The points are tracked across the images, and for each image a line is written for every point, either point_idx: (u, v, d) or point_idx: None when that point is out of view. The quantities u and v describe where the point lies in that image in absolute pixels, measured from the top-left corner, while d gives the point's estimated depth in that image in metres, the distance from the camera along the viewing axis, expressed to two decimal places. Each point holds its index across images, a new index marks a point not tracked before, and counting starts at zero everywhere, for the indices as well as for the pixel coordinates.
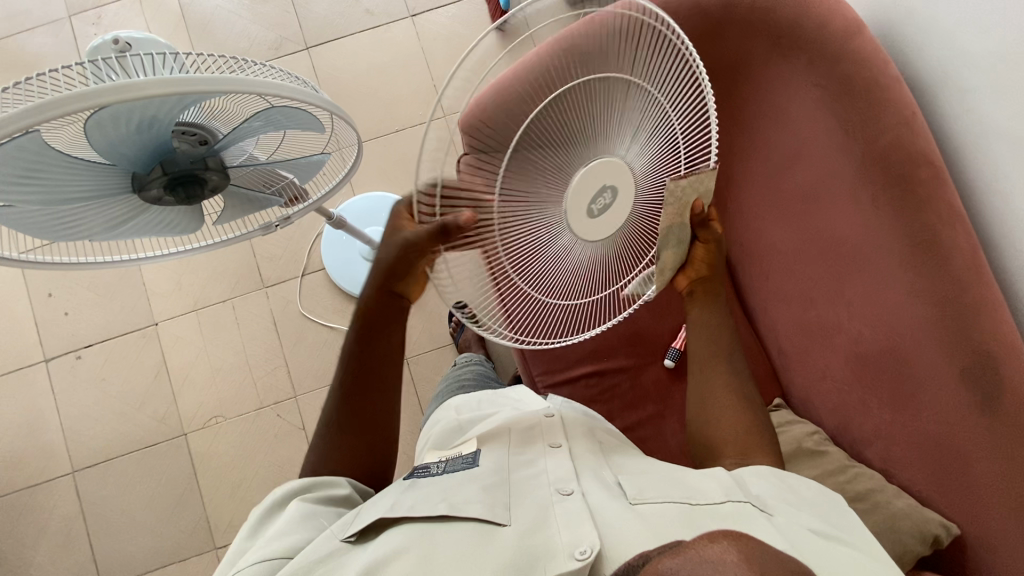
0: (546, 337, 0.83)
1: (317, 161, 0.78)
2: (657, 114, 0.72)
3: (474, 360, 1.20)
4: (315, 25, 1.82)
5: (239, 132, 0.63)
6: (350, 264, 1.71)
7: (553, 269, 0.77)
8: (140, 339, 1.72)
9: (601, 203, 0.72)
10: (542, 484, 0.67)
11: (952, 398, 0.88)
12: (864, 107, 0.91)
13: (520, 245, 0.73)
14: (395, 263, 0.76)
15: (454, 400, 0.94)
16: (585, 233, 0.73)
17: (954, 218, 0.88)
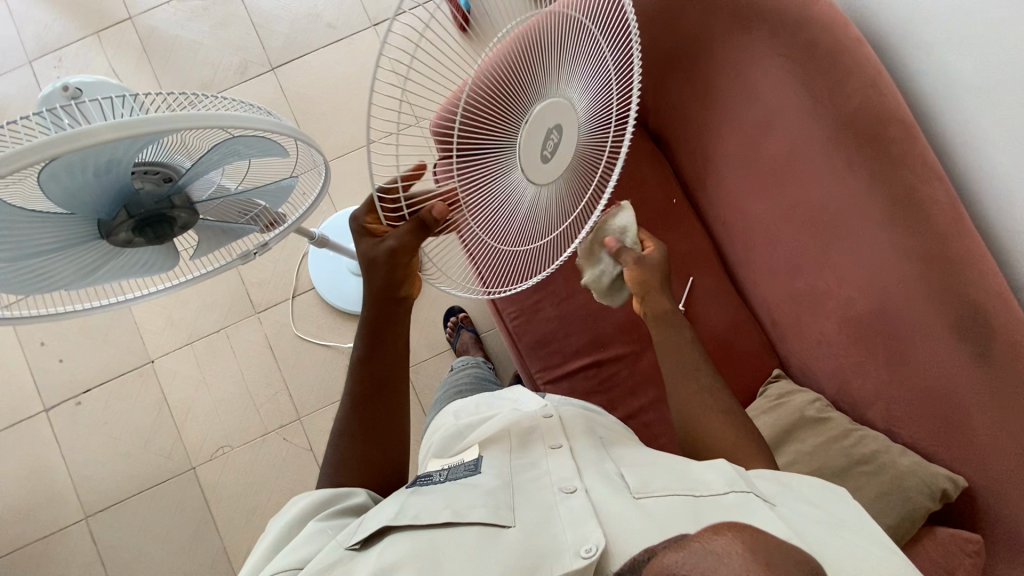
0: (505, 285, 0.89)
1: (286, 186, 0.77)
2: (591, 52, 0.74)
3: (470, 363, 1.20)
4: (278, 44, 1.81)
5: (204, 165, 0.62)
6: (339, 280, 1.70)
7: (519, 225, 0.81)
8: (138, 378, 1.71)
9: (551, 144, 0.76)
10: (544, 484, 0.67)
11: (947, 352, 0.88)
12: (831, 72, 0.91)
13: (483, 210, 0.77)
14: (389, 272, 0.82)
15: (451, 407, 0.93)
16: (541, 181, 0.77)
17: (930, 172, 0.88)
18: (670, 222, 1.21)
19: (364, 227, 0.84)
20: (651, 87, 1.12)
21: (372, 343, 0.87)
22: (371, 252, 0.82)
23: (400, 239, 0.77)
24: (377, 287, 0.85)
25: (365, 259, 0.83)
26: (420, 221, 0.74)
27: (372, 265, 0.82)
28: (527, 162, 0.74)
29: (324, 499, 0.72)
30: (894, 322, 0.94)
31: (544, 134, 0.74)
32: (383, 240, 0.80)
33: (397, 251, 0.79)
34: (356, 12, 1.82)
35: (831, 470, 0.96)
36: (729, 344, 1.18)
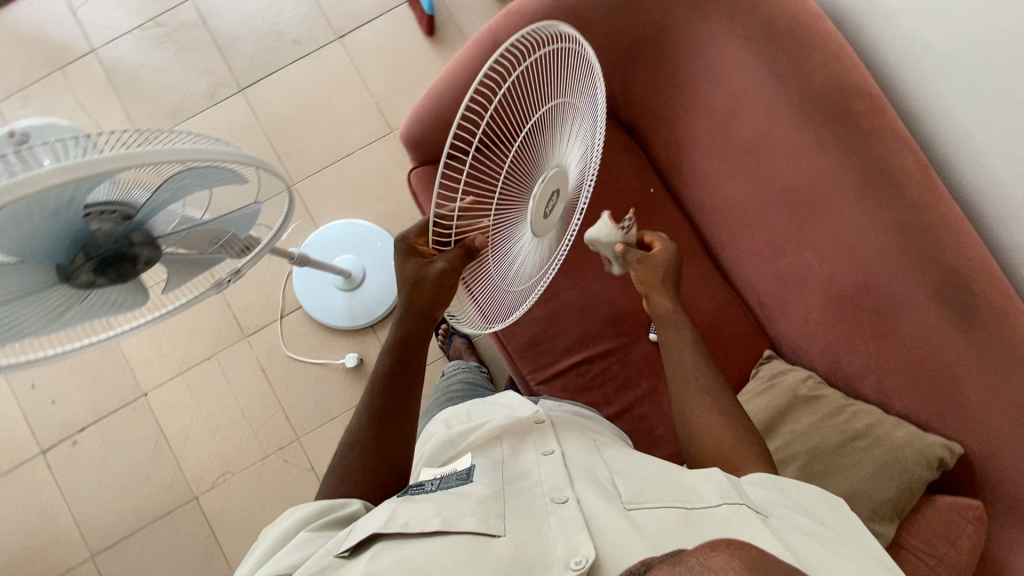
0: (494, 320, 0.94)
1: (252, 211, 0.77)
2: (581, 120, 0.86)
3: (460, 369, 1.19)
4: (244, 65, 1.79)
5: (168, 197, 0.62)
6: (325, 296, 1.68)
7: (517, 268, 0.92)
8: (133, 412, 1.70)
9: (551, 204, 0.86)
10: (537, 494, 0.66)
11: (931, 320, 0.88)
12: (794, 51, 0.91)
13: (496, 247, 0.88)
14: (434, 293, 0.84)
15: (442, 416, 0.93)
16: (539, 232, 0.88)
17: (899, 142, 0.88)
18: (650, 211, 1.20)
19: (413, 247, 0.89)
20: (618, 77, 1.11)
21: (403, 357, 0.91)
22: (418, 274, 0.85)
23: (449, 261, 0.81)
24: (419, 304, 0.87)
25: (411, 279, 0.85)
26: (466, 249, 0.82)
27: (418, 284, 0.85)
28: (536, 216, 0.84)
29: (319, 510, 0.71)
30: (879, 295, 0.93)
31: (550, 192, 0.84)
32: (433, 262, 0.83)
33: (446, 273, 0.82)
34: (319, 26, 1.80)
35: (829, 447, 0.95)
36: (719, 329, 1.17)
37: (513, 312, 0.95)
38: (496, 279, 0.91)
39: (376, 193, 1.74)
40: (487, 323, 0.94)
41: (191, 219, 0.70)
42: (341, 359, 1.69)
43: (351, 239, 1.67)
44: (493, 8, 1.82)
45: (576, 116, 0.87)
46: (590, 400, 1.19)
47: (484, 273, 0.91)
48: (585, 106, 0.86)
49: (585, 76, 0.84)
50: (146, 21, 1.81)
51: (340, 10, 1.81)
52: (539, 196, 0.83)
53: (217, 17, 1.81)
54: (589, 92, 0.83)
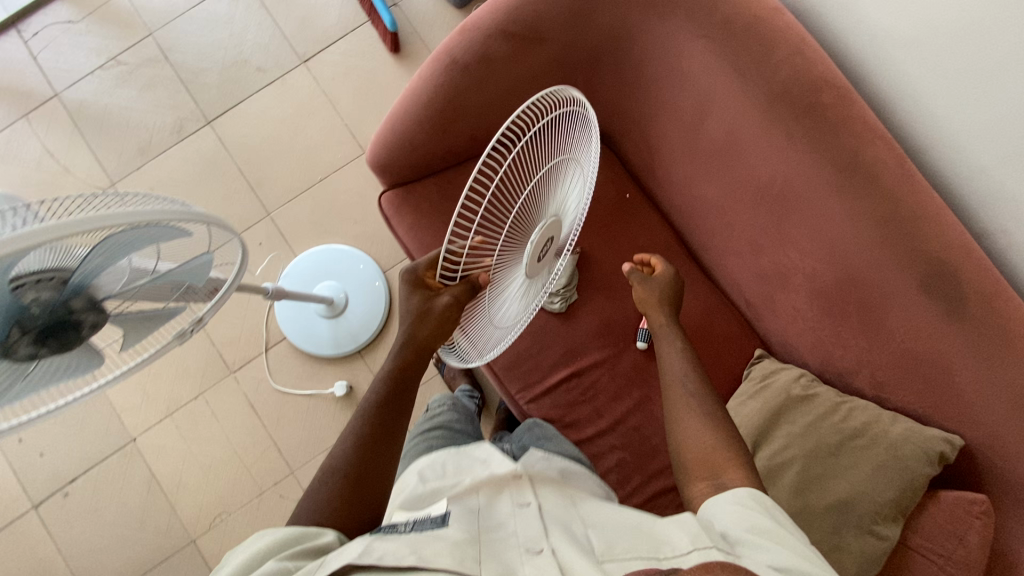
0: (483, 351, 1.01)
1: (205, 261, 0.74)
2: (582, 175, 0.91)
3: (444, 407, 1.10)
4: (210, 97, 1.76)
5: (110, 255, 0.59)
6: (309, 325, 1.65)
7: (509, 307, 0.97)
8: (123, 459, 1.66)
9: (544, 249, 0.90)
10: (512, 546, 0.65)
11: (919, 311, 0.86)
12: (757, 47, 0.89)
13: (495, 283, 0.94)
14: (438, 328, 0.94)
15: (416, 467, 0.86)
16: (532, 274, 0.93)
17: (871, 132, 0.86)
18: (626, 219, 1.20)
19: (422, 280, 0.97)
20: (582, 85, 1.09)
21: (399, 386, 0.99)
22: (424, 306, 0.95)
23: (454, 295, 0.89)
24: (421, 337, 0.96)
25: (417, 312, 0.95)
26: (470, 285, 0.89)
27: (424, 316, 0.95)
28: (530, 258, 0.87)
29: (292, 536, 0.69)
30: (866, 288, 0.90)
31: (546, 238, 0.89)
32: (438, 296, 0.92)
33: (451, 305, 0.90)
34: (283, 52, 1.78)
35: (825, 448, 0.93)
36: (707, 332, 1.15)
37: (497, 347, 0.99)
38: (490, 312, 0.99)
39: (353, 216, 1.72)
40: (476, 353, 1.02)
41: (143, 270, 0.67)
42: (330, 388, 1.66)
43: (332, 265, 1.65)
44: (458, 19, 1.80)
45: (574, 169, 0.94)
46: (582, 415, 1.16)
47: (481, 306, 0.97)
48: (586, 162, 0.91)
49: (585, 135, 0.91)
50: (106, 60, 1.78)
51: (303, 35, 1.79)
52: (535, 240, 0.85)
53: (179, 51, 1.78)
54: (588, 147, 0.90)
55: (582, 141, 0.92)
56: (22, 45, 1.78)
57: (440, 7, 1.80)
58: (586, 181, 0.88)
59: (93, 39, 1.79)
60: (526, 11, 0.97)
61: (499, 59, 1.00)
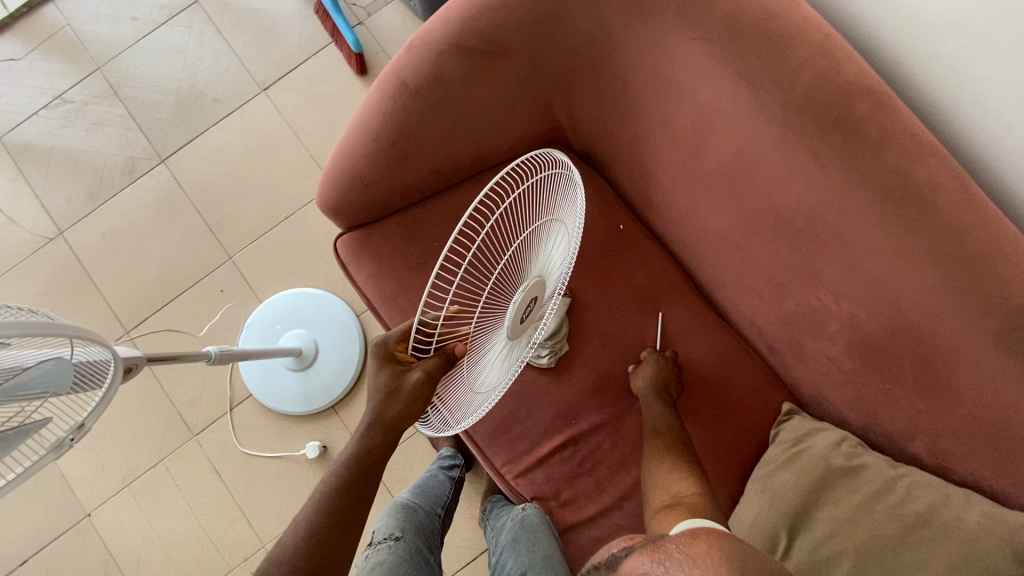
0: (451, 421, 0.82)
1: (61, 365, 0.57)
2: (570, 231, 0.77)
3: (386, 551, 0.90)
4: (164, 133, 1.62)
5: None
6: (275, 380, 1.48)
7: (490, 374, 0.79)
8: (77, 537, 1.50)
9: (526, 311, 0.75)
10: None
11: (996, 368, 0.68)
12: (768, 50, 0.72)
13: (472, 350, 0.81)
14: (407, 409, 0.79)
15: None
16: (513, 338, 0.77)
17: (920, 148, 0.69)
18: (621, 254, 1.03)
19: (391, 354, 0.82)
20: (557, 103, 0.92)
21: (365, 471, 0.84)
22: (394, 384, 0.79)
23: (426, 369, 0.76)
24: (388, 419, 0.81)
25: (386, 391, 0.79)
26: (447, 357, 0.75)
27: (394, 396, 0.79)
28: (511, 321, 0.73)
29: None
30: (923, 341, 0.72)
31: (529, 300, 0.74)
32: (410, 370, 0.78)
33: (424, 382, 0.76)
34: (241, 81, 1.64)
35: (881, 541, 0.75)
36: (721, 385, 0.98)
37: (463, 419, 0.80)
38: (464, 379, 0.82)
39: (323, 256, 1.56)
40: (444, 423, 0.84)
41: None
42: (302, 450, 1.49)
43: (297, 312, 1.49)
44: None
45: (557, 226, 0.81)
46: (580, 490, 0.99)
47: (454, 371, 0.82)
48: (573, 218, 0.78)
49: (569, 197, 0.81)
50: (52, 99, 1.64)
51: (263, 60, 1.64)
52: (518, 300, 0.72)
53: (129, 85, 1.64)
54: (573, 203, 0.79)
55: (568, 198, 0.81)
56: None
57: (410, 22, 1.65)
58: (570, 237, 0.77)
59: (37, 77, 1.65)
60: (483, 21, 0.81)
61: (457, 81, 0.84)
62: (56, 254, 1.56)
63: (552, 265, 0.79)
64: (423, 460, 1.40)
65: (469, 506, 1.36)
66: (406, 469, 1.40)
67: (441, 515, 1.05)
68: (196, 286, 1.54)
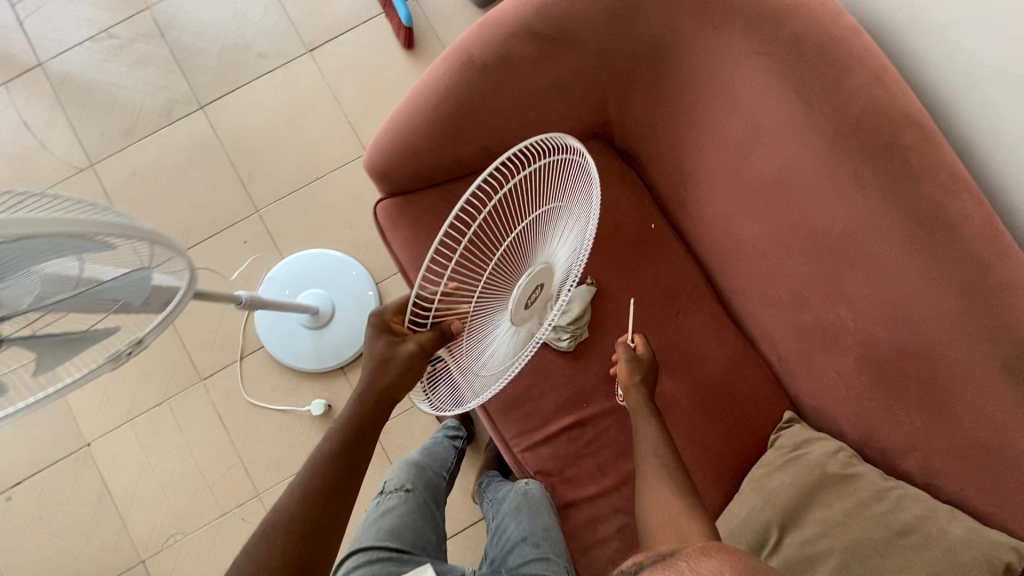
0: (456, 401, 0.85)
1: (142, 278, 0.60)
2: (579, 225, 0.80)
3: (395, 502, 0.93)
4: (206, 80, 1.64)
5: (18, 262, 0.46)
6: (287, 335, 1.51)
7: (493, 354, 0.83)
8: (74, 465, 1.52)
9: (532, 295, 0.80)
10: None
11: (991, 398, 0.73)
12: (822, 73, 0.76)
13: (476, 326, 0.85)
14: (398, 379, 0.83)
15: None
16: (517, 322, 0.81)
17: (953, 182, 0.74)
18: (648, 253, 1.07)
19: (387, 325, 0.86)
20: (612, 98, 0.96)
21: (358, 434, 0.86)
22: (388, 353, 0.83)
23: (419, 342, 0.79)
24: (381, 386, 0.84)
25: (380, 358, 0.83)
26: (441, 332, 0.79)
27: (387, 365, 0.83)
28: (515, 304, 0.78)
29: None
30: (932, 364, 0.77)
31: (534, 285, 0.79)
32: (403, 342, 0.82)
33: (417, 353, 0.80)
34: (288, 39, 1.66)
35: (869, 544, 0.80)
36: (729, 388, 1.03)
37: (468, 398, 0.83)
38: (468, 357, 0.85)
39: (348, 221, 1.59)
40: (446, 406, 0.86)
41: (61, 285, 0.53)
42: (306, 406, 1.53)
43: (318, 273, 1.51)
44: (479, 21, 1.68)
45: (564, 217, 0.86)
46: (583, 470, 1.03)
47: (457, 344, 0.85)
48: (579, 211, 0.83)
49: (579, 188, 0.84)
50: (98, 32, 1.65)
51: (311, 21, 1.66)
52: (522, 285, 0.77)
53: (178, 29, 1.66)
54: (582, 197, 0.83)
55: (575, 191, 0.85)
56: (9, 9, 1.65)
57: (462, 4, 1.68)
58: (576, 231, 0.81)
59: (85, 9, 1.66)
60: (558, 10, 0.84)
61: (523, 65, 0.88)
62: (85, 186, 1.58)
63: (559, 254, 0.82)
64: (424, 430, 1.44)
65: (465, 479, 1.40)
66: (407, 436, 1.44)
67: (447, 478, 1.08)
68: (220, 235, 1.57)
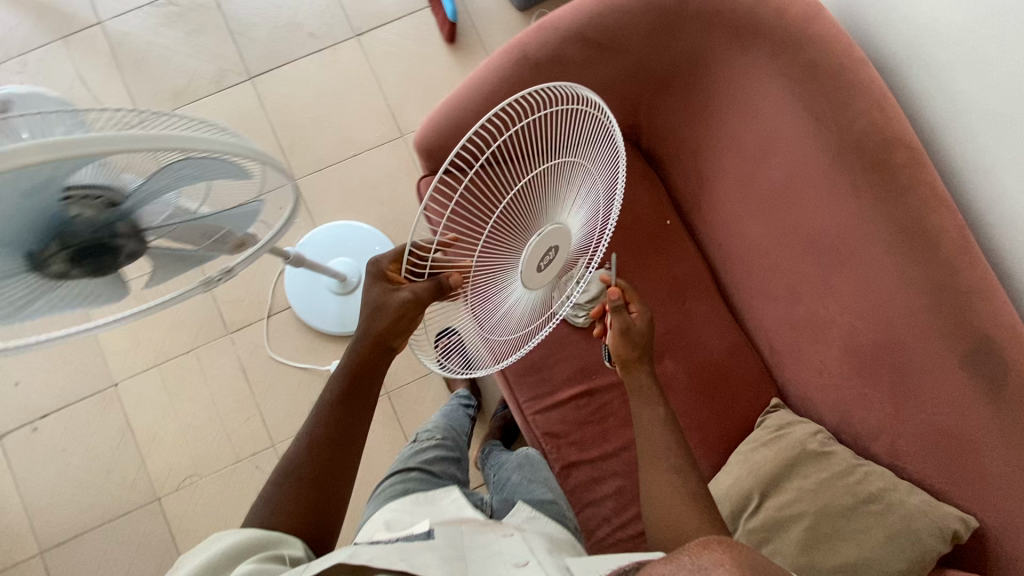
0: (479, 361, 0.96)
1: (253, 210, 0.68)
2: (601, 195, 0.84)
3: (427, 443, 1.08)
4: (257, 54, 1.74)
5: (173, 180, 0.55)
6: (315, 298, 1.61)
7: (512, 314, 0.92)
8: (100, 403, 1.61)
9: (547, 259, 0.86)
10: (499, 559, 0.75)
11: (954, 388, 0.85)
12: (833, 93, 0.88)
13: (482, 281, 0.92)
14: (392, 324, 0.90)
15: (387, 510, 0.91)
16: (531, 284, 0.88)
17: (937, 199, 0.85)
18: (663, 245, 1.18)
19: (383, 272, 0.94)
20: (645, 102, 1.08)
21: (355, 383, 0.92)
22: (382, 299, 0.91)
23: (414, 291, 0.87)
24: (376, 332, 0.91)
25: (373, 305, 0.91)
26: (438, 284, 0.88)
27: (380, 311, 0.90)
28: (527, 267, 0.85)
29: (258, 541, 0.73)
30: (905, 356, 0.89)
31: (547, 248, 0.85)
32: (399, 290, 0.90)
33: (411, 302, 0.88)
34: (337, 22, 1.76)
35: (836, 509, 0.91)
36: (725, 373, 1.14)
37: (496, 358, 0.94)
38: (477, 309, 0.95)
39: (380, 197, 1.69)
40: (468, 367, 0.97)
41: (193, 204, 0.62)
42: (326, 366, 1.62)
43: (347, 242, 1.61)
44: (518, 23, 1.79)
45: (580, 176, 0.88)
46: (588, 435, 1.14)
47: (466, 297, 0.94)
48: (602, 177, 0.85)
49: (597, 148, 0.85)
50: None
51: (361, 8, 1.77)
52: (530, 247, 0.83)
53: (234, 3, 1.76)
54: (602, 159, 0.84)
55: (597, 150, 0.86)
56: None
57: (504, 7, 1.80)
58: (595, 198, 0.85)
59: None
60: (607, 18, 0.95)
61: (571, 64, 0.99)
62: None
63: (575, 219, 0.88)
64: (436, 397, 1.54)
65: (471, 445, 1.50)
66: (420, 401, 1.54)
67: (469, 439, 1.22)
68: None
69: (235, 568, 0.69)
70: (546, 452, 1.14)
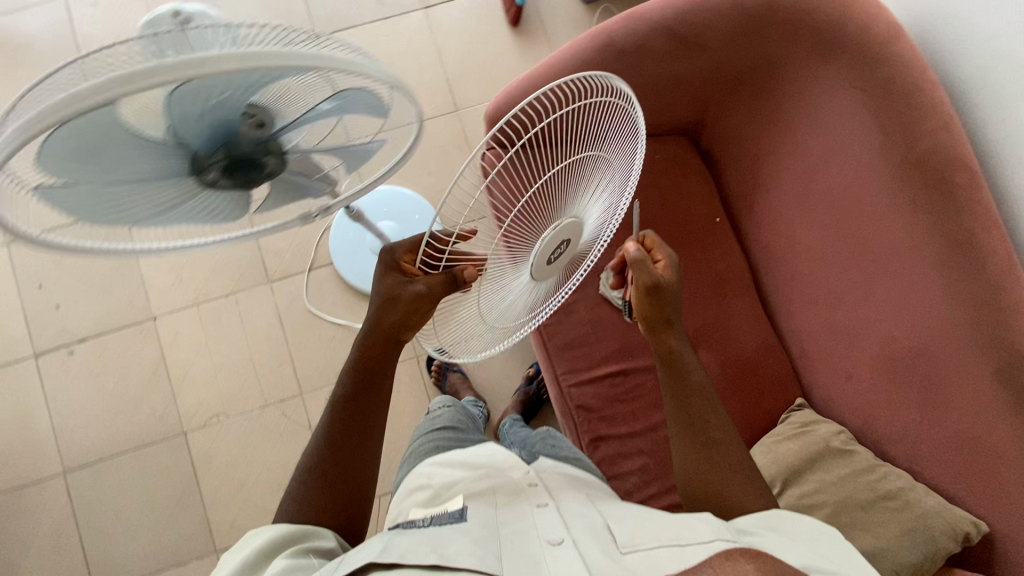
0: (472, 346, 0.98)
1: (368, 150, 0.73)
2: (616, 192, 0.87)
3: (444, 410, 1.19)
4: (325, 14, 1.78)
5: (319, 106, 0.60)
6: (357, 258, 1.66)
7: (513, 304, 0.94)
8: (137, 334, 1.65)
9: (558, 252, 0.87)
10: (533, 536, 0.75)
11: (983, 400, 0.90)
12: (904, 110, 0.93)
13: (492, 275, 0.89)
14: (404, 318, 0.84)
15: (422, 467, 1.00)
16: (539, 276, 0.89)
17: (989, 220, 0.90)
18: (712, 239, 1.22)
19: (399, 264, 0.87)
20: (715, 102, 1.14)
21: (363, 376, 0.88)
22: (395, 290, 0.84)
23: (429, 284, 0.80)
24: (386, 324, 0.86)
25: (386, 295, 0.85)
26: (453, 277, 0.79)
27: (393, 303, 0.84)
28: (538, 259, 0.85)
29: (290, 536, 0.72)
30: (938, 365, 0.95)
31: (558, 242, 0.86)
32: (413, 282, 0.83)
33: (424, 295, 0.81)
34: None
35: (856, 502, 0.97)
36: (756, 369, 1.18)
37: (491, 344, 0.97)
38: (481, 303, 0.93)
39: (429, 168, 1.73)
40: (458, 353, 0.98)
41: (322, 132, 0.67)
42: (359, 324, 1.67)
43: (392, 206, 1.65)
44: (582, 15, 1.85)
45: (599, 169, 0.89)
46: (617, 412, 1.19)
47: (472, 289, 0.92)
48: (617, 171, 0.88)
49: (618, 143, 0.86)
50: None
51: None
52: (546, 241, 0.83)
53: None
54: (621, 154, 0.86)
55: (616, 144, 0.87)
56: None
57: None
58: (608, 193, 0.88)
59: None
60: (696, 15, 1.01)
61: (655, 53, 1.04)
62: None
63: (589, 215, 0.90)
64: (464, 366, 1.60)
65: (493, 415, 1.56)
66: None
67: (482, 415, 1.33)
68: None
69: (268, 565, 0.69)
70: (576, 424, 1.19)
